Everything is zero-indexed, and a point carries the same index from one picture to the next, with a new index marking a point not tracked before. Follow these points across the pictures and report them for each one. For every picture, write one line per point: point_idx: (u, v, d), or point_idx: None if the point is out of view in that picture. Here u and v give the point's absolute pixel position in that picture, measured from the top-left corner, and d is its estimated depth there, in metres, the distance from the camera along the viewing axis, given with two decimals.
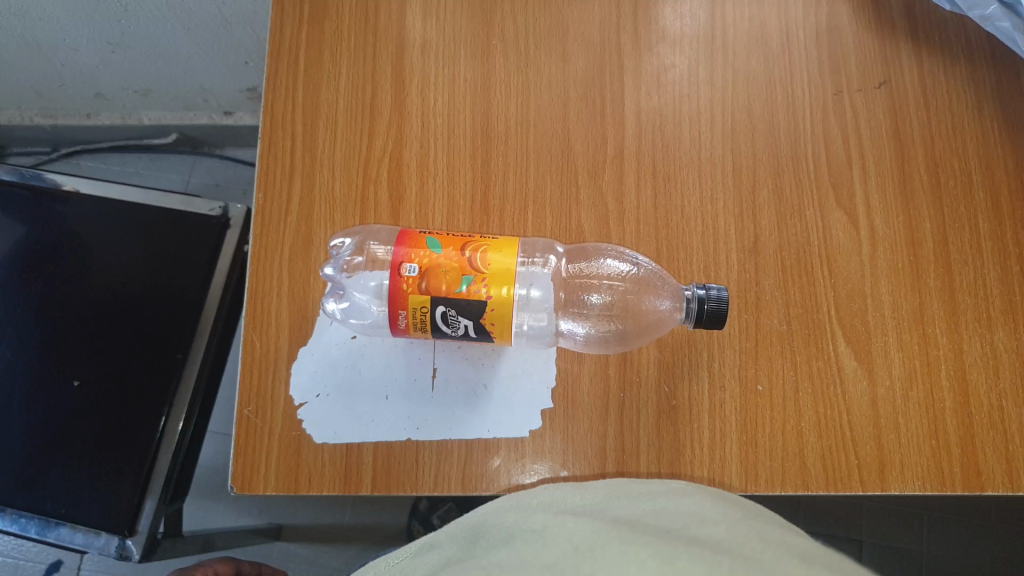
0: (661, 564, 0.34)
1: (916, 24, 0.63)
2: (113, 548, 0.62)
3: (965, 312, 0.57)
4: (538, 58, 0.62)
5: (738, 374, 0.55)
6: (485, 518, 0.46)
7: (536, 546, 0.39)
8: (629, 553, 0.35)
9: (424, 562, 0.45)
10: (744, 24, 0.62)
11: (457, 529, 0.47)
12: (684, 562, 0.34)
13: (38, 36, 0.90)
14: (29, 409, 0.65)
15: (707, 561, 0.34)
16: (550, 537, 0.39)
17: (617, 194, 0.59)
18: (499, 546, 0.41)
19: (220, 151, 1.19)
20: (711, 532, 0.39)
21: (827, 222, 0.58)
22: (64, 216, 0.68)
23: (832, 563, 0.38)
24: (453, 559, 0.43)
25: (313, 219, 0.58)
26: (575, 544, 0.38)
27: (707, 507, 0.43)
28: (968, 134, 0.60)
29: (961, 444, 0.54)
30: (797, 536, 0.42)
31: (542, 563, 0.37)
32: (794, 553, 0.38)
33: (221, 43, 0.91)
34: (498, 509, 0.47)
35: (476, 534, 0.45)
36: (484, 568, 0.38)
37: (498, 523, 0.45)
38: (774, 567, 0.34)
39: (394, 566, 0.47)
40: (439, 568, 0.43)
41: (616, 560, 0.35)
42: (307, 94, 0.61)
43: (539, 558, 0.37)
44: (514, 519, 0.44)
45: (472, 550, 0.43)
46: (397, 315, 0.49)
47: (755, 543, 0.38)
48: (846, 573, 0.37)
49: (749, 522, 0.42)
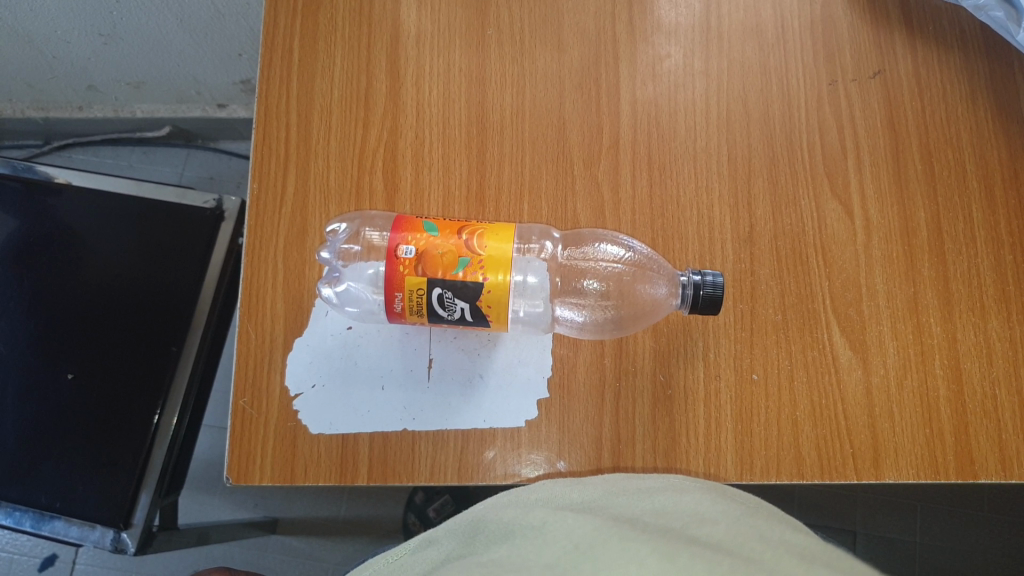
0: (661, 563, 0.34)
1: (911, 13, 0.63)
2: (108, 541, 0.62)
3: (959, 302, 0.57)
4: (533, 49, 0.62)
5: (733, 364, 0.55)
6: (483, 512, 0.47)
7: (536, 543, 0.39)
8: (630, 551, 0.35)
9: (422, 559, 0.45)
10: (739, 13, 0.62)
11: (455, 524, 0.47)
12: (684, 561, 0.34)
13: (30, 28, 0.90)
14: (21, 402, 0.64)
15: (707, 560, 0.34)
16: (550, 532, 0.39)
17: (612, 184, 0.59)
18: (500, 542, 0.41)
19: (213, 143, 1.19)
20: (710, 531, 0.39)
21: (821, 212, 0.59)
22: (57, 208, 0.68)
23: (830, 561, 0.38)
24: (452, 556, 0.43)
25: (308, 210, 0.58)
26: (575, 543, 0.38)
27: (706, 504, 0.43)
28: (961, 124, 0.60)
29: (955, 432, 0.54)
30: (795, 534, 0.42)
31: (543, 563, 0.37)
32: (794, 551, 0.38)
33: (215, 35, 0.91)
34: (497, 504, 0.47)
35: (475, 530, 0.45)
36: (484, 565, 0.38)
37: (498, 518, 0.45)
38: (775, 567, 0.35)
39: (390, 564, 0.47)
40: (438, 565, 0.43)
41: (617, 559, 0.35)
42: (301, 84, 0.61)
43: (538, 555, 0.37)
44: (513, 514, 0.44)
45: (471, 547, 0.43)
46: (394, 298, 0.48)
47: (754, 541, 0.38)
48: (845, 572, 0.37)
49: (748, 521, 0.42)
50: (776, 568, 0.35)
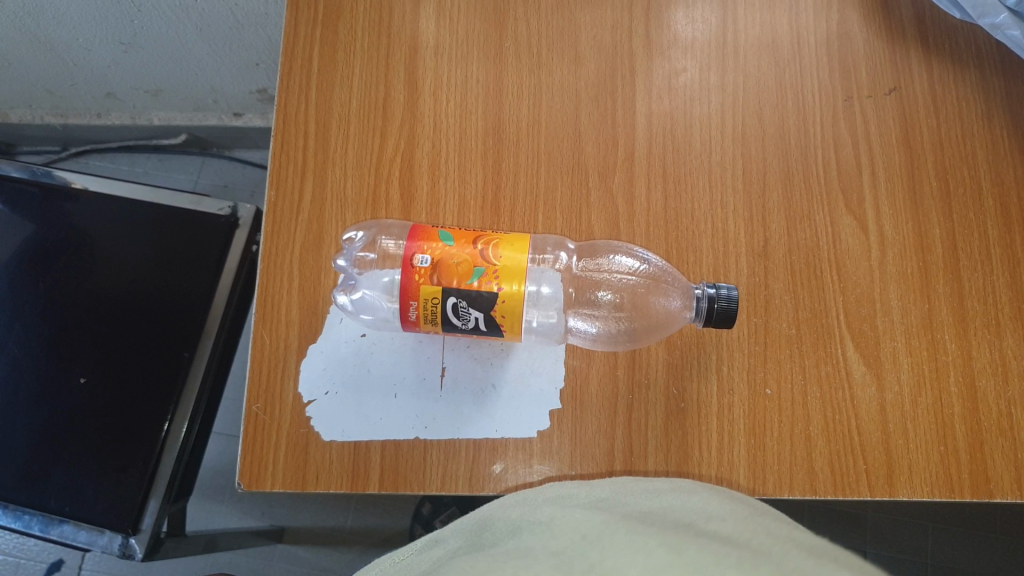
0: (669, 552, 0.34)
1: (927, 31, 0.63)
2: (116, 547, 0.62)
3: (974, 319, 0.57)
4: (551, 62, 0.62)
5: (747, 378, 0.55)
6: (490, 513, 0.47)
7: (545, 536, 0.39)
8: (637, 542, 0.35)
9: (429, 556, 0.45)
10: (755, 29, 0.63)
11: (462, 524, 0.47)
12: (693, 551, 0.34)
13: (52, 36, 0.90)
14: (36, 404, 0.65)
15: (716, 550, 0.35)
16: (558, 527, 0.40)
17: (627, 196, 0.59)
18: (507, 538, 0.42)
19: (228, 152, 1.20)
20: (718, 528, 0.40)
21: (836, 227, 0.59)
22: (75, 214, 0.69)
23: (839, 558, 0.38)
24: (460, 551, 0.43)
25: (325, 218, 0.59)
26: (583, 533, 0.38)
27: (714, 503, 0.43)
28: (978, 142, 0.61)
29: (969, 450, 0.54)
30: (803, 534, 0.42)
31: (550, 550, 0.37)
32: (802, 547, 0.38)
33: (233, 45, 0.91)
34: (507, 504, 0.47)
35: (482, 528, 0.45)
36: (491, 556, 0.38)
37: (506, 515, 0.45)
38: (782, 560, 0.35)
39: (398, 562, 0.47)
40: (444, 559, 0.44)
41: (625, 548, 0.35)
42: (319, 93, 0.61)
43: (546, 545, 0.38)
44: (522, 511, 0.45)
45: (479, 544, 0.43)
46: (408, 307, 0.49)
47: (762, 538, 0.38)
48: (853, 568, 0.37)
49: (756, 518, 0.42)
50: (784, 561, 0.35)
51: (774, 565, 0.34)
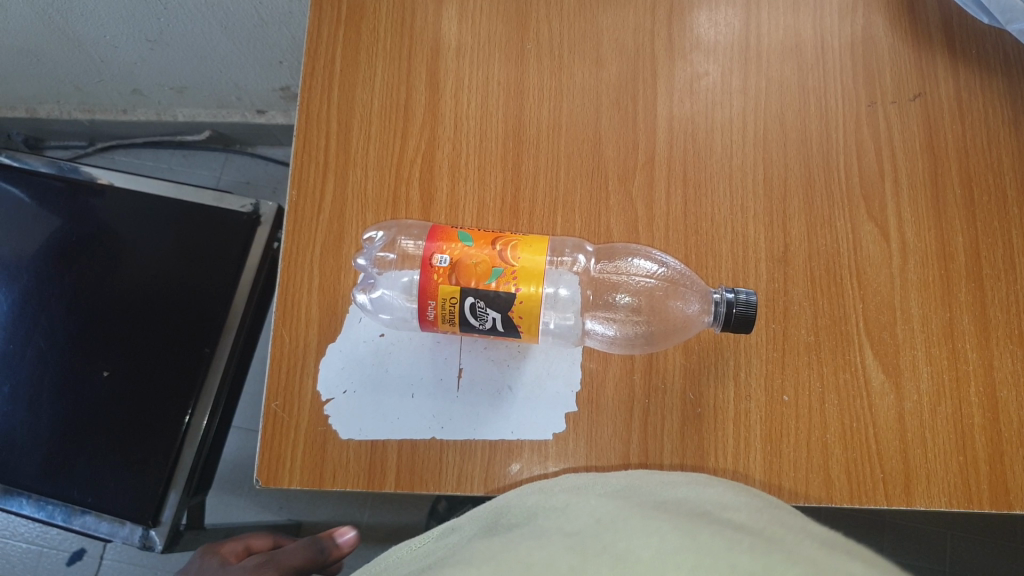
0: (682, 536, 0.34)
1: (953, 36, 0.62)
2: (136, 538, 0.63)
3: (997, 328, 0.56)
4: (572, 64, 0.62)
5: (764, 384, 0.55)
6: (507, 501, 0.47)
7: (560, 521, 0.39)
8: (651, 526, 0.36)
9: (444, 542, 0.46)
10: (779, 32, 0.62)
11: (478, 511, 0.48)
12: (706, 536, 0.34)
13: (80, 33, 0.92)
14: (59, 396, 0.66)
15: (729, 536, 0.35)
16: (573, 512, 0.40)
17: (648, 200, 0.59)
18: (521, 524, 0.42)
19: (252, 149, 1.21)
20: (732, 517, 0.40)
21: (858, 233, 0.58)
22: (99, 209, 0.69)
23: (853, 551, 0.38)
24: (476, 535, 0.44)
25: (345, 217, 0.59)
26: (597, 518, 0.38)
27: (729, 495, 0.44)
28: (1003, 150, 0.60)
29: (988, 460, 0.53)
30: (817, 527, 0.42)
31: (565, 532, 0.37)
32: (815, 538, 0.38)
33: (258, 42, 0.92)
34: (523, 492, 0.47)
35: (498, 515, 0.46)
36: (507, 538, 0.39)
37: (521, 504, 0.45)
38: (794, 548, 0.35)
39: (414, 547, 0.47)
40: (459, 544, 0.44)
41: (638, 532, 0.35)
42: (341, 93, 0.61)
43: (561, 528, 0.38)
44: (537, 500, 0.45)
45: (494, 529, 0.43)
46: (427, 306, 0.49)
47: (775, 527, 0.39)
48: (867, 561, 0.37)
49: (770, 510, 0.42)
50: (796, 549, 0.35)
51: (786, 551, 0.34)
